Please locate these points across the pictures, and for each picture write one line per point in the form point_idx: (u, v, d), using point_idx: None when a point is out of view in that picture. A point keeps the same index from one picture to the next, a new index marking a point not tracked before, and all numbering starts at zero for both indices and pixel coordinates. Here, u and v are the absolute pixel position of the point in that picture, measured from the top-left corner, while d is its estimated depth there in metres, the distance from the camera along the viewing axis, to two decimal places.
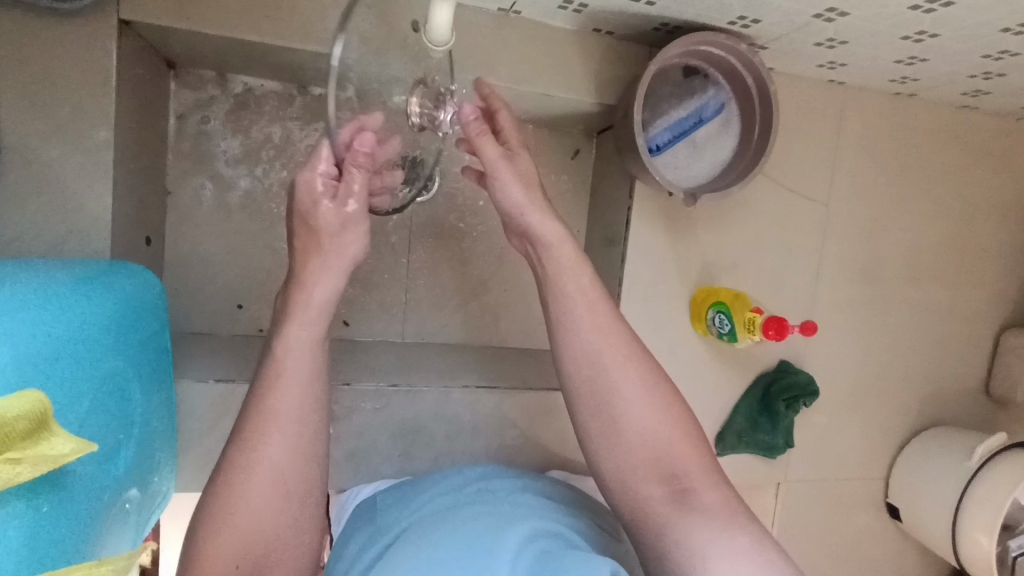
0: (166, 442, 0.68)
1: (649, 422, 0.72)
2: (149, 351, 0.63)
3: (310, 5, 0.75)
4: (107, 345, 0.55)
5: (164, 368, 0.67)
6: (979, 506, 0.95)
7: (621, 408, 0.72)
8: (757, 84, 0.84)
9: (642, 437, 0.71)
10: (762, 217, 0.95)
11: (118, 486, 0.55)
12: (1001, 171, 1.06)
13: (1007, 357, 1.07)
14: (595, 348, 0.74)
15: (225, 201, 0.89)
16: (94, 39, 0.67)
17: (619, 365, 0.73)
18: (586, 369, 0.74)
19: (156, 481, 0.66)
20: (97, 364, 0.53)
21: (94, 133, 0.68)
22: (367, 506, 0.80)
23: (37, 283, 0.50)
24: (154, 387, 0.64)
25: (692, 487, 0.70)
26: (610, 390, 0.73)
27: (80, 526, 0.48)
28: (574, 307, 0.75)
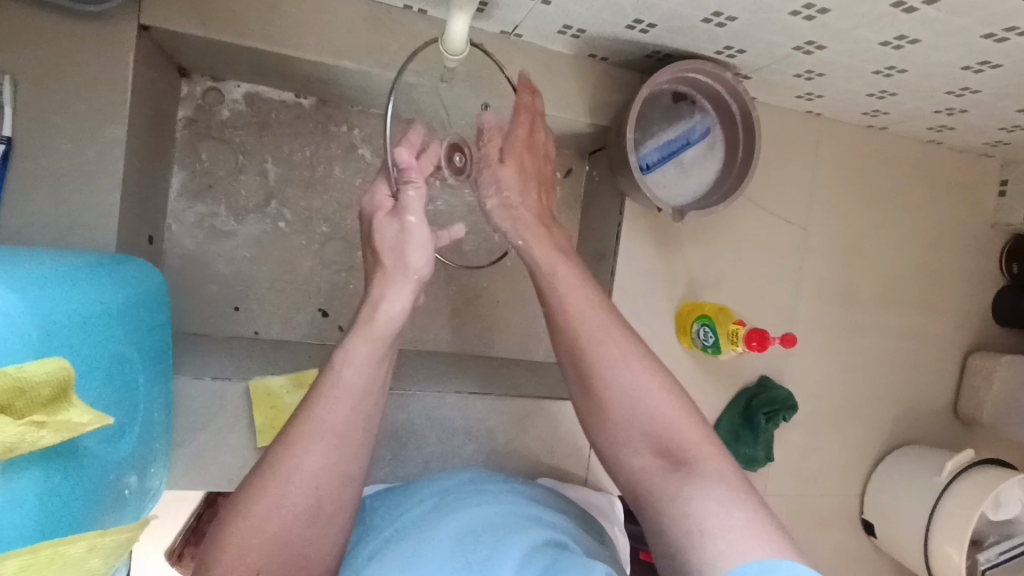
0: (165, 437, 0.72)
1: (642, 385, 0.69)
2: (151, 344, 0.68)
3: (323, 22, 0.81)
4: (113, 335, 0.61)
5: (165, 362, 0.72)
6: (948, 521, 0.98)
7: (609, 377, 0.70)
8: (741, 111, 0.89)
9: (632, 409, 0.69)
10: (744, 238, 1.02)
11: (121, 468, 0.60)
12: (965, 204, 1.16)
13: (973, 379, 1.15)
14: (588, 329, 0.72)
15: (229, 204, 0.94)
16: (120, 45, 0.73)
17: (612, 341, 0.71)
18: (572, 343, 0.72)
19: (152, 474, 0.69)
20: (102, 350, 0.58)
21: (108, 132, 0.74)
22: (357, 509, 0.83)
23: (47, 268, 0.57)
24: (154, 380, 0.68)
25: (687, 453, 0.66)
26: (594, 362, 0.71)
27: (81, 500, 0.52)
28: (554, 280, 0.75)
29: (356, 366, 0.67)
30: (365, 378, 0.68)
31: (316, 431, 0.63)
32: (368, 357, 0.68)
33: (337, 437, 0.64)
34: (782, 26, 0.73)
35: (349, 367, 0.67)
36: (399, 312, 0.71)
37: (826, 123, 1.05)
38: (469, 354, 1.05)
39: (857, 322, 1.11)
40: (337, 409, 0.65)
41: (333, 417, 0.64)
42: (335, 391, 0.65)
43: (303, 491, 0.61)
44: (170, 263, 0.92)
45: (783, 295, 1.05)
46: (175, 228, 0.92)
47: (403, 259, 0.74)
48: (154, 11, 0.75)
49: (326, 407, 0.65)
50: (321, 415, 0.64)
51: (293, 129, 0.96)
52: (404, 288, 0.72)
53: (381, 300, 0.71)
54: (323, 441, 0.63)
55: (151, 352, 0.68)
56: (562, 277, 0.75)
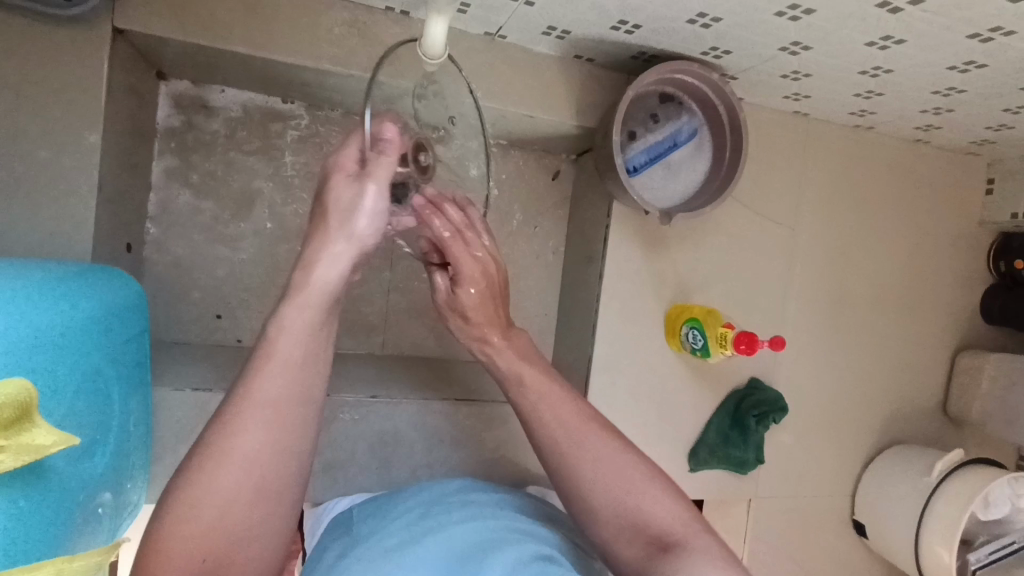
0: (143, 450, 0.71)
1: (621, 478, 0.68)
2: (127, 356, 0.67)
3: (303, 25, 0.79)
4: (88, 348, 0.59)
5: (142, 374, 0.70)
6: (939, 522, 0.98)
7: (586, 476, 0.68)
8: (728, 112, 0.88)
9: (613, 501, 0.67)
10: (733, 239, 1.01)
11: (95, 484, 0.58)
12: (952, 203, 1.16)
13: (962, 378, 1.15)
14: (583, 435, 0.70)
15: (211, 210, 0.93)
16: (94, 49, 0.72)
17: (591, 442, 0.70)
18: (549, 448, 0.71)
19: (129, 489, 0.67)
20: (76, 363, 0.57)
21: (83, 138, 0.72)
22: (343, 519, 0.82)
23: (20, 278, 0.55)
24: (130, 392, 0.67)
25: (671, 539, 0.65)
26: (572, 465, 0.69)
27: (53, 519, 0.51)
28: (527, 382, 0.74)
29: (291, 332, 0.59)
30: (303, 343, 0.59)
31: (256, 409, 0.57)
32: (305, 326, 0.60)
33: (274, 408, 0.57)
34: (767, 27, 0.72)
35: (285, 329, 0.59)
36: (333, 278, 0.60)
37: (814, 123, 1.04)
38: (457, 359, 1.04)
39: (846, 323, 1.11)
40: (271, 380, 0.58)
41: (266, 390, 0.57)
42: (268, 363, 0.58)
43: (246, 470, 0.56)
44: (151, 271, 0.91)
45: (772, 296, 1.04)
46: (155, 235, 0.91)
47: (348, 223, 0.60)
48: (128, 14, 0.73)
49: (259, 377, 0.58)
50: (257, 390, 0.57)
51: (276, 133, 0.95)
52: (335, 258, 0.60)
53: (312, 265, 0.60)
54: (262, 413, 0.57)
55: (127, 365, 0.67)
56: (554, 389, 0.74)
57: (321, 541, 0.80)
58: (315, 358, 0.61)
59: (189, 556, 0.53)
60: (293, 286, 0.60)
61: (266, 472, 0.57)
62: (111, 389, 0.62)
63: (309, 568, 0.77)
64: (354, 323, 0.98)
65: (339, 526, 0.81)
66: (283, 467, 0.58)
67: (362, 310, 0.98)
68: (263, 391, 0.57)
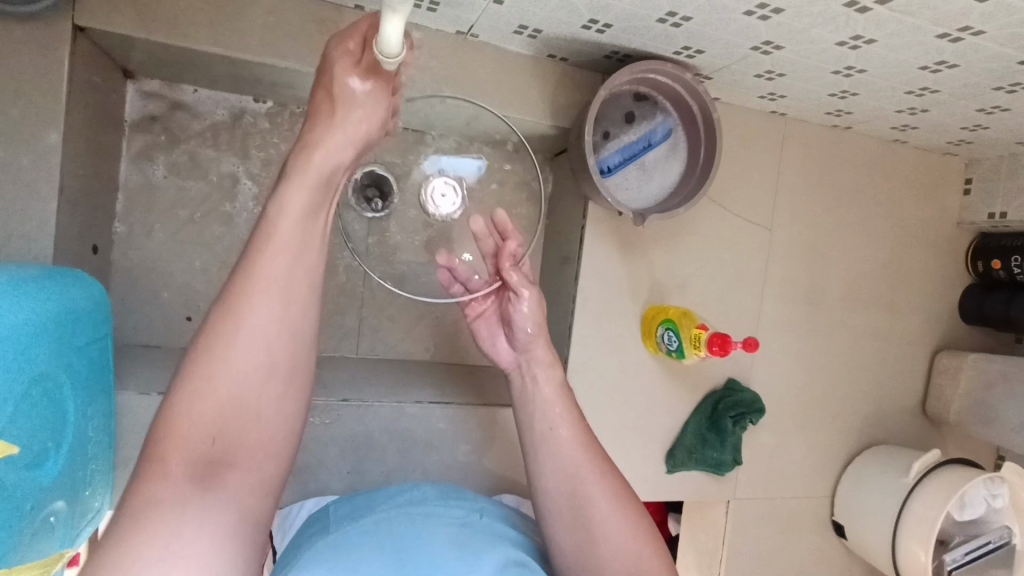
0: (103, 458, 0.69)
1: (624, 535, 0.72)
2: (87, 360, 0.65)
3: (269, 22, 0.78)
4: (45, 354, 0.58)
5: (104, 379, 0.69)
6: (916, 522, 0.98)
7: (597, 520, 0.72)
8: (702, 112, 0.87)
9: (618, 553, 0.71)
10: (709, 240, 1.01)
11: (43, 494, 0.57)
12: (931, 203, 1.16)
13: (941, 377, 1.16)
14: (574, 462, 0.75)
15: (180, 210, 0.91)
16: (52, 46, 0.70)
17: (601, 488, 0.74)
18: (565, 483, 0.74)
19: (88, 495, 0.66)
20: (31, 368, 0.56)
21: (42, 137, 0.71)
22: (320, 516, 0.80)
23: None
24: (90, 398, 0.66)
25: None
26: (587, 501, 0.73)
27: None
28: (551, 419, 0.78)
29: (281, 251, 0.58)
30: (296, 263, 0.59)
31: (257, 293, 0.57)
32: (293, 254, 0.58)
33: (281, 294, 0.58)
34: (737, 26, 0.72)
35: (284, 219, 0.58)
36: (297, 207, 0.59)
37: (791, 123, 1.04)
38: (434, 360, 1.03)
39: (824, 323, 1.10)
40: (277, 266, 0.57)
41: (274, 272, 0.57)
42: (264, 276, 0.57)
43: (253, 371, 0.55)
44: (118, 272, 0.89)
45: (749, 297, 1.04)
46: (123, 237, 0.89)
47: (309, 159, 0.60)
48: (87, 10, 0.72)
49: (262, 267, 0.57)
50: (264, 270, 0.57)
51: (247, 132, 0.93)
52: (297, 186, 0.59)
53: (283, 204, 0.59)
54: (269, 295, 0.57)
55: (87, 372, 0.65)
56: (553, 410, 0.79)
57: (297, 539, 0.79)
58: (317, 273, 0.61)
59: (194, 440, 0.53)
60: (292, 178, 0.59)
61: (270, 364, 0.57)
62: (67, 396, 0.61)
63: (284, 563, 0.75)
64: (327, 325, 0.97)
65: (313, 523, 0.80)
66: (296, 351, 0.58)
67: (336, 312, 0.97)
68: (267, 272, 0.57)
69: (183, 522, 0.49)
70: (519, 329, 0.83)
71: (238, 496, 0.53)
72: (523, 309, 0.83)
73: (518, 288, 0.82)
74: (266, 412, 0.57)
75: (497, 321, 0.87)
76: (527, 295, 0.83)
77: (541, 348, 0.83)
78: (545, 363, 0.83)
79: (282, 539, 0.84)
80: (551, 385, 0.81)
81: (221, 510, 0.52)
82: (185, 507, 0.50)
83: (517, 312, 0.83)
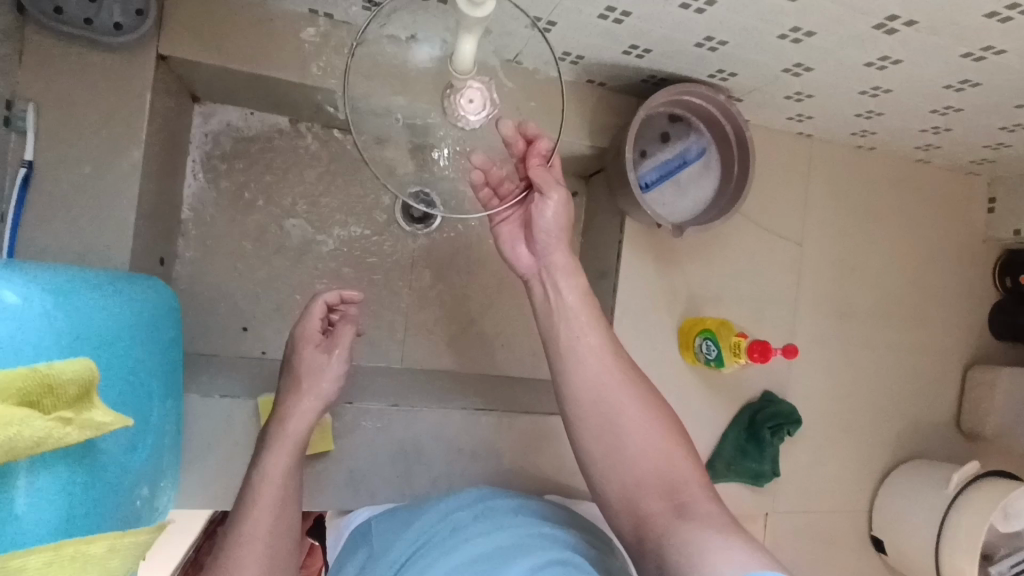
0: (176, 455, 0.73)
1: (652, 440, 0.76)
2: (165, 358, 0.70)
3: (331, 51, 0.85)
4: (127, 349, 0.62)
5: (177, 378, 0.73)
6: (958, 535, 0.98)
7: (625, 426, 0.76)
8: (734, 131, 0.92)
9: (644, 453, 0.75)
10: (742, 255, 1.04)
11: (133, 482, 0.60)
12: (956, 220, 1.19)
13: (975, 392, 1.16)
14: (599, 374, 0.79)
15: (239, 226, 0.97)
16: (139, 73, 0.77)
17: (630, 404, 0.77)
18: (592, 398, 0.78)
19: (164, 489, 0.70)
20: (119, 357, 0.60)
21: (126, 155, 0.77)
22: (362, 533, 0.82)
23: (70, 279, 0.59)
24: (167, 393, 0.70)
25: (689, 500, 0.70)
26: (614, 408, 0.77)
27: (95, 504, 0.53)
28: (575, 336, 0.81)
29: (283, 446, 0.76)
30: (284, 465, 0.76)
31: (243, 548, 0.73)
32: (285, 464, 0.76)
33: (272, 514, 0.74)
34: (770, 49, 0.77)
35: (269, 485, 0.75)
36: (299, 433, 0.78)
37: (817, 143, 1.09)
38: (476, 372, 1.06)
39: (856, 337, 1.12)
40: (267, 504, 0.74)
41: (265, 501, 0.74)
42: (263, 484, 0.75)
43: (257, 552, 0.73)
44: (181, 284, 0.94)
45: (782, 310, 1.07)
46: (188, 253, 0.95)
47: (316, 382, 0.82)
48: (171, 42, 0.78)
49: (253, 511, 0.74)
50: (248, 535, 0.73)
51: (303, 154, 0.99)
52: (281, 450, 0.76)
53: (288, 416, 0.78)
54: (263, 518, 0.74)
55: (163, 370, 0.69)
56: (579, 318, 0.82)
57: (342, 558, 0.82)
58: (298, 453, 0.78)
59: None
60: (271, 444, 0.77)
61: (281, 502, 0.75)
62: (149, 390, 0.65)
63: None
64: (375, 336, 1.01)
65: (358, 541, 0.82)
66: (285, 540, 0.76)
67: (384, 324, 1.01)
68: (268, 475, 0.75)
69: None
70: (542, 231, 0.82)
71: None
72: (546, 213, 0.81)
73: (547, 190, 0.80)
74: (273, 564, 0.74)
75: (519, 227, 0.86)
76: (554, 200, 0.80)
77: (560, 254, 0.83)
78: (569, 275, 0.84)
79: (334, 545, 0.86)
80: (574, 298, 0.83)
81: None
82: None
83: (545, 212, 0.81)
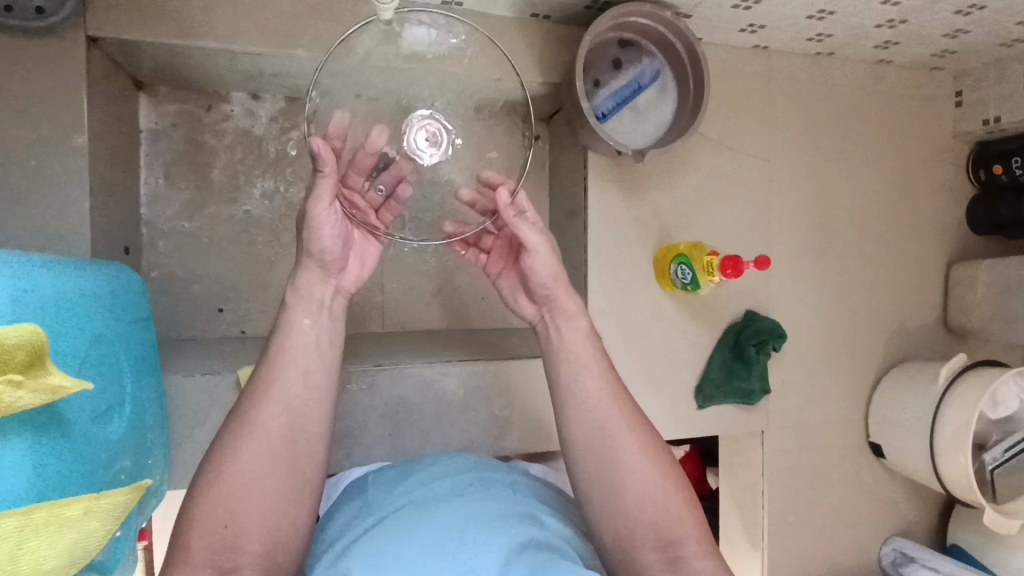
0: (159, 429, 0.72)
1: (652, 482, 0.75)
2: (137, 337, 0.69)
3: (266, 14, 0.83)
4: (88, 323, 0.61)
5: (153, 358, 0.73)
6: (949, 427, 0.99)
7: (624, 471, 0.75)
8: (686, 49, 0.90)
9: (643, 497, 0.74)
10: (710, 177, 1.03)
11: (111, 453, 0.60)
12: (924, 119, 1.17)
13: (959, 288, 1.16)
14: (601, 415, 0.77)
15: (200, 208, 0.96)
16: (69, 57, 0.75)
17: (631, 442, 0.76)
18: (594, 435, 0.77)
19: (150, 467, 0.70)
20: (86, 333, 0.60)
21: (70, 142, 0.75)
22: (357, 485, 0.83)
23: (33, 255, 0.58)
24: (143, 372, 0.70)
25: (682, 555, 0.73)
26: (615, 452, 0.76)
27: (76, 474, 0.53)
28: (577, 369, 0.79)
29: (298, 336, 0.72)
30: (312, 343, 0.72)
31: (271, 394, 0.69)
32: (316, 326, 0.73)
33: (291, 395, 0.69)
34: None
35: (296, 350, 0.71)
36: (317, 288, 0.74)
37: (775, 56, 1.07)
38: (458, 327, 1.06)
39: (834, 248, 1.12)
40: (290, 371, 0.70)
41: (286, 377, 0.70)
42: (283, 358, 0.70)
43: (265, 441, 0.67)
44: (150, 273, 0.93)
45: (756, 228, 1.06)
46: (152, 240, 0.94)
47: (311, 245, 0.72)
48: (97, 20, 0.76)
49: (273, 386, 0.69)
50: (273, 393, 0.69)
51: (255, 128, 0.98)
52: (315, 274, 0.74)
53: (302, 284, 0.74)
54: (280, 397, 0.69)
55: (131, 345, 0.68)
56: (580, 363, 0.80)
57: (334, 505, 0.81)
58: (335, 346, 0.74)
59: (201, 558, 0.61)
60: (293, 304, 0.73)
61: (298, 397, 0.70)
62: (117, 364, 0.64)
63: (320, 530, 0.78)
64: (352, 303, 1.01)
65: (352, 491, 0.82)
66: (303, 442, 0.69)
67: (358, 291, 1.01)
68: (287, 358, 0.71)
69: None
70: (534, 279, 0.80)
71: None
72: (534, 262, 0.78)
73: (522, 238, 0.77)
74: (269, 493, 0.66)
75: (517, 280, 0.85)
76: (537, 248, 0.78)
77: (563, 296, 0.81)
78: (566, 306, 0.82)
79: (327, 500, 0.85)
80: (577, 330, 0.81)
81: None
82: None
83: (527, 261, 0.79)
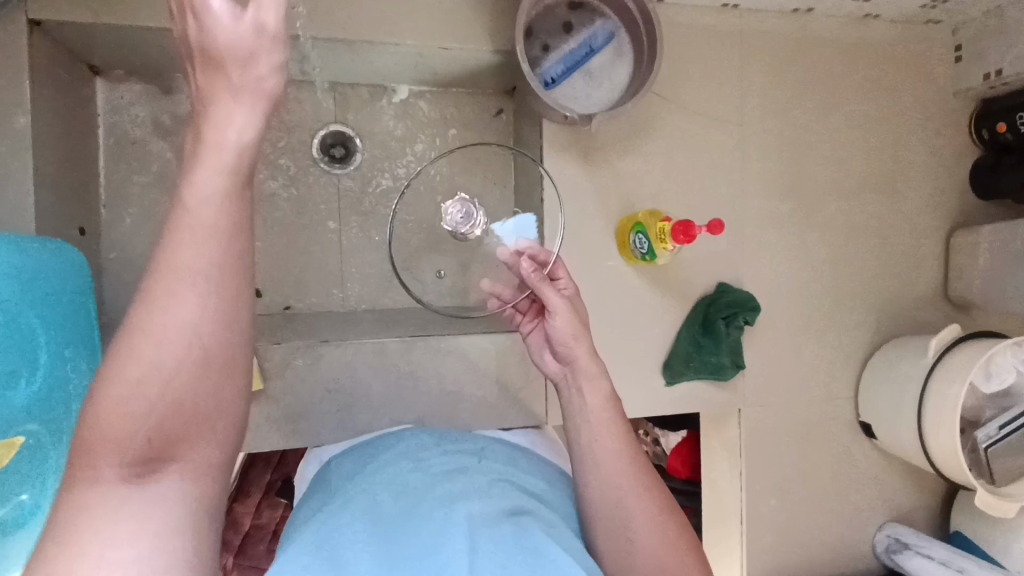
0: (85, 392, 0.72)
1: (666, 542, 0.72)
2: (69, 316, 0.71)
3: None
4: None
5: (89, 338, 0.74)
6: (937, 403, 0.92)
7: (636, 528, 0.72)
8: (638, 8, 0.86)
9: (654, 556, 0.71)
10: (676, 144, 0.98)
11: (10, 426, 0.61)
12: (918, 76, 1.09)
13: (960, 257, 1.08)
14: (618, 471, 0.75)
15: (159, 190, 0.97)
16: (9, 40, 0.76)
17: (645, 502, 0.74)
18: (609, 494, 0.74)
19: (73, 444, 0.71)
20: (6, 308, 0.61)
21: (13, 123, 0.77)
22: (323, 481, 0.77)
23: None
24: (73, 351, 0.71)
25: None
26: (627, 510, 0.73)
27: None
28: (596, 432, 0.78)
29: (209, 196, 0.49)
30: (225, 209, 0.50)
31: (174, 284, 0.48)
32: (221, 193, 0.50)
33: (210, 276, 0.49)
34: None
35: (203, 202, 0.49)
36: (248, 129, 0.52)
37: (746, 15, 1.01)
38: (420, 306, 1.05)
39: (816, 216, 1.06)
40: (196, 244, 0.48)
41: (191, 253, 0.48)
42: (187, 225, 0.49)
43: (184, 336, 0.47)
44: (110, 254, 0.96)
45: (729, 197, 1.01)
46: (113, 222, 0.96)
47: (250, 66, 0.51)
48: (36, 3, 0.77)
49: (175, 244, 0.48)
50: (181, 263, 0.48)
51: None
52: (252, 107, 0.52)
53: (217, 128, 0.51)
54: (194, 280, 0.48)
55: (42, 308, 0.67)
56: (603, 424, 0.79)
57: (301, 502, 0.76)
58: (246, 224, 0.51)
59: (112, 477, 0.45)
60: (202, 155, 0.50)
61: (220, 265, 0.49)
62: (37, 340, 0.65)
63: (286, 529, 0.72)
64: (310, 282, 1.01)
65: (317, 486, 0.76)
66: (220, 326, 0.49)
67: (317, 269, 1.01)
68: (185, 259, 0.48)
69: (113, 534, 0.43)
70: (557, 341, 0.82)
71: (180, 489, 0.47)
72: (556, 325, 0.81)
73: (550, 304, 0.80)
74: (186, 396, 0.48)
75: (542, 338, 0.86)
76: (559, 311, 0.81)
77: (586, 360, 0.81)
78: (590, 371, 0.81)
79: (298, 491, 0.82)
80: (600, 393, 0.80)
81: (168, 504, 0.47)
82: (113, 530, 0.44)
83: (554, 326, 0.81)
